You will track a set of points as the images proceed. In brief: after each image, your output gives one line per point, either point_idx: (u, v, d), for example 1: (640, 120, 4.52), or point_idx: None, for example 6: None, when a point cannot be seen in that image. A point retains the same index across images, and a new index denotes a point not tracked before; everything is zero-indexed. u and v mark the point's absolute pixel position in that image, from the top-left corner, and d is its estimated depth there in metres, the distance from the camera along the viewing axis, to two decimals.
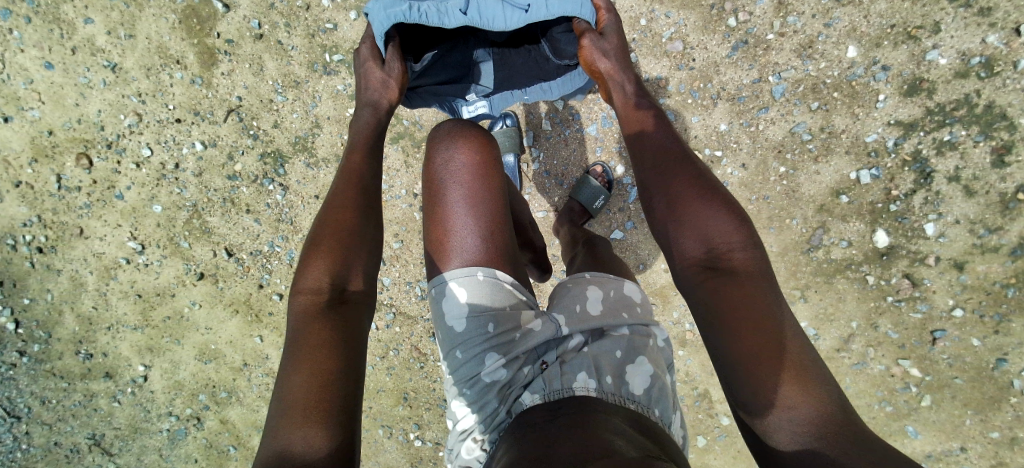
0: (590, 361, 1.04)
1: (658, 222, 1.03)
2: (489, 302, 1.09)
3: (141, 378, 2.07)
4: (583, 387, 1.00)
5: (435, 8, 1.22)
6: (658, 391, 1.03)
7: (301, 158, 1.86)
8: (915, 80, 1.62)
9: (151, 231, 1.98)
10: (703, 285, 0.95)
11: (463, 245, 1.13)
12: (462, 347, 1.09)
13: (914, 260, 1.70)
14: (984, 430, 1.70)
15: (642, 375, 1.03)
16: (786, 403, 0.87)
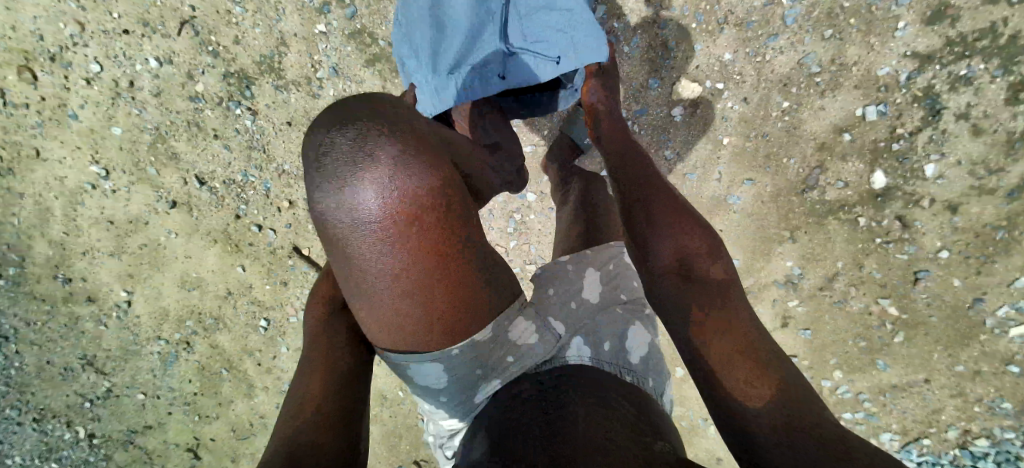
0: (587, 332, 1.08)
1: (638, 235, 1.10)
2: (472, 338, 1.02)
3: (125, 303, 2.04)
4: (578, 355, 1.05)
5: (477, 81, 1.34)
6: (648, 361, 1.10)
7: (269, 80, 1.70)
8: (941, 6, 1.50)
9: (113, 155, 1.85)
10: (681, 288, 1.02)
11: (417, 306, 0.98)
12: (447, 394, 1.04)
13: (908, 202, 1.67)
14: (950, 364, 1.76)
15: (638, 347, 1.10)
16: (765, 395, 0.92)
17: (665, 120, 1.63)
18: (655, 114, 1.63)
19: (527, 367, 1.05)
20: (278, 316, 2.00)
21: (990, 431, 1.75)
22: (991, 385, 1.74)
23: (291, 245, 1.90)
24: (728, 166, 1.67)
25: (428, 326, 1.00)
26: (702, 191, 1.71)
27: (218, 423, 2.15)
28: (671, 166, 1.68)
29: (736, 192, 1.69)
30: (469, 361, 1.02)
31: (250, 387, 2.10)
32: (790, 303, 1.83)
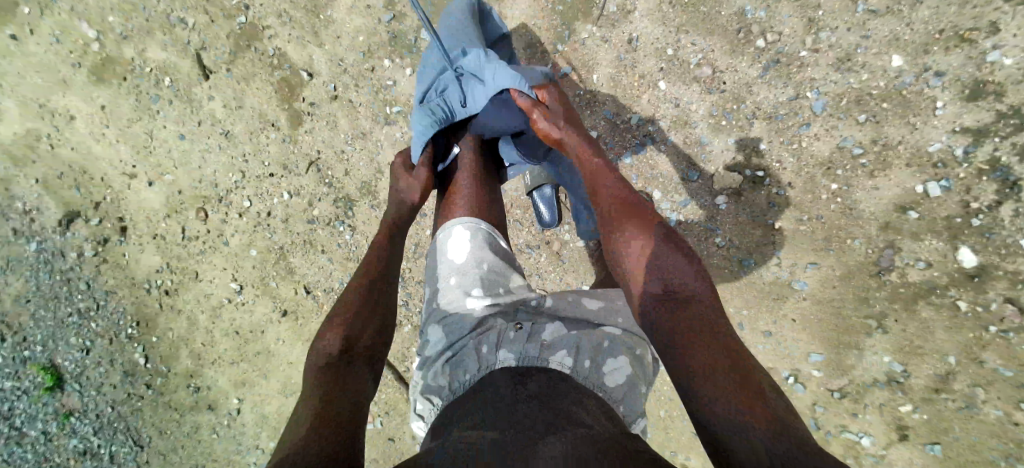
0: (576, 341, 1.07)
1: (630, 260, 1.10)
2: (487, 249, 1.25)
3: (235, 410, 2.33)
4: (558, 362, 1.05)
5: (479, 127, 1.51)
6: (628, 391, 1.04)
7: (366, 200, 2.09)
8: (978, 83, 1.49)
9: (248, 273, 2.27)
10: (660, 310, 1.01)
11: (482, 194, 1.43)
12: (455, 277, 1.21)
13: (1015, 281, 1.51)
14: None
15: (619, 375, 1.04)
16: (750, 407, 0.88)
17: (711, 209, 1.68)
18: (700, 203, 1.69)
19: (507, 356, 1.06)
20: None
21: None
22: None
23: None
24: (784, 251, 1.64)
25: (491, 202, 1.42)
26: (760, 278, 1.68)
27: None
28: (724, 253, 1.69)
29: (800, 277, 1.64)
30: (480, 259, 1.23)
31: None
32: (901, 409, 1.61)
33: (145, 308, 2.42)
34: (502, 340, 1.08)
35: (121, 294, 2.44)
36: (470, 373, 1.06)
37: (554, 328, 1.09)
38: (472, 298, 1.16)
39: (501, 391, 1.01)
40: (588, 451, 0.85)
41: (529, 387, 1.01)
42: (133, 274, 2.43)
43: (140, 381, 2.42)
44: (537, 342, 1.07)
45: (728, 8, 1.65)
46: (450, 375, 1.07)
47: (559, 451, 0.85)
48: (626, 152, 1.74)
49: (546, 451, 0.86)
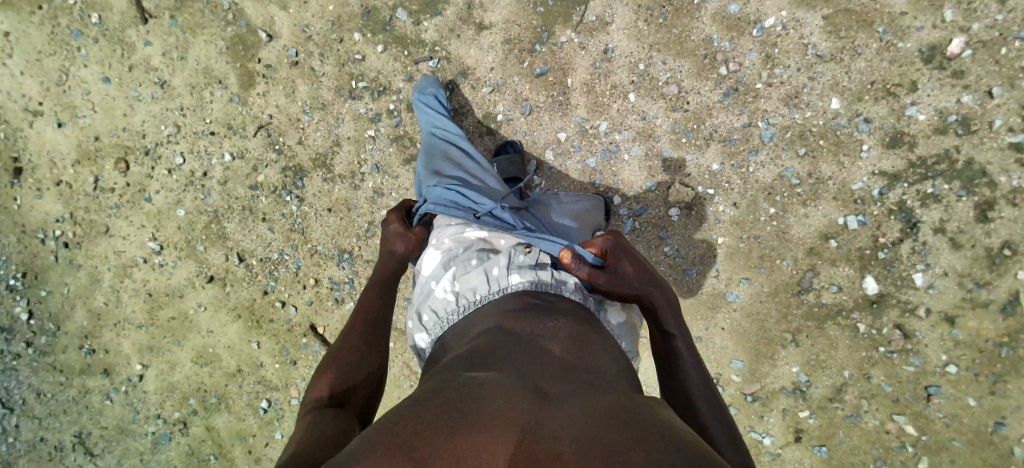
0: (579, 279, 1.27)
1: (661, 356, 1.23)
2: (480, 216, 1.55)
3: (137, 378, 2.05)
4: (571, 290, 1.24)
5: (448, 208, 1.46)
6: (623, 329, 1.26)
7: (319, 173, 1.98)
8: (897, 133, 1.72)
9: (171, 233, 2.08)
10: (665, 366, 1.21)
11: None
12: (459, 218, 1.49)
13: (905, 310, 1.75)
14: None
15: (617, 314, 1.28)
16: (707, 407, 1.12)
17: (663, 218, 1.81)
18: (654, 212, 1.81)
19: (523, 281, 1.21)
20: (281, 397, 1.98)
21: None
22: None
23: (308, 323, 1.97)
24: (724, 264, 1.79)
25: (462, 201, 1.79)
26: (702, 287, 1.81)
27: None
28: (670, 261, 1.82)
29: (734, 289, 1.79)
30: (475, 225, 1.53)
31: None
32: (800, 414, 1.81)
33: (36, 260, 2.15)
34: (516, 267, 1.24)
35: (10, 241, 2.16)
36: (487, 292, 1.21)
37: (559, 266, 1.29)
38: (472, 232, 1.35)
39: (517, 334, 1.09)
40: (606, 409, 0.92)
41: (547, 329, 1.11)
42: (25, 221, 2.15)
43: (20, 339, 2.13)
44: (549, 273, 1.24)
45: (698, 34, 1.77)
46: (466, 294, 1.22)
47: (577, 405, 0.92)
48: (591, 156, 1.83)
49: (569, 405, 0.91)
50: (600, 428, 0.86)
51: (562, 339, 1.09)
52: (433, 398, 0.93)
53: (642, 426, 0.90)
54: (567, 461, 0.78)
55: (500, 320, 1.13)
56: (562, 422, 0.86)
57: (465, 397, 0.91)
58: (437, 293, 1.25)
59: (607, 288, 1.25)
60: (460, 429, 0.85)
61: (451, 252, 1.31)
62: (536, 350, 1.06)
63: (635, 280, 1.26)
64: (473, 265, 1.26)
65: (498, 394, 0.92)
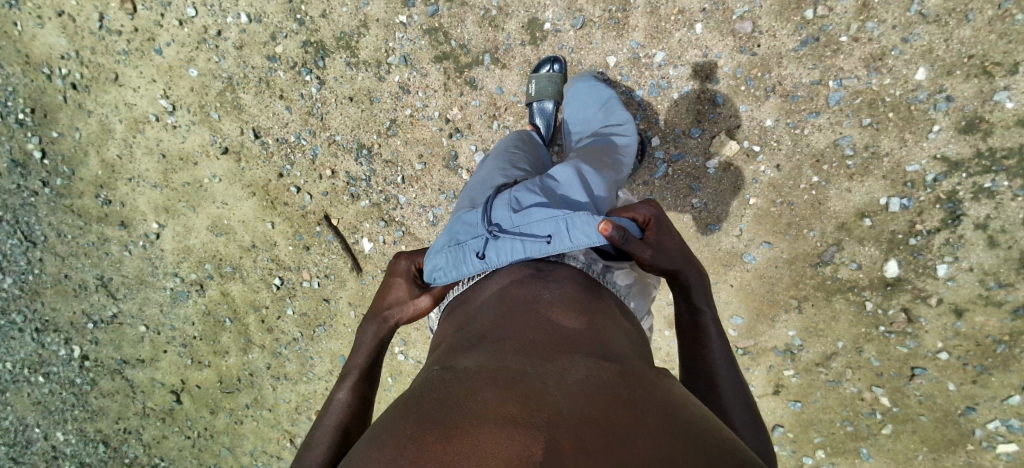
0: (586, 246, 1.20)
1: (687, 341, 1.16)
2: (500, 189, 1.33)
3: (154, 235, 2.10)
4: (574, 258, 1.17)
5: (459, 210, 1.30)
6: (632, 290, 1.23)
7: (343, 55, 1.84)
8: (975, 118, 1.57)
9: (184, 94, 1.98)
10: (690, 350, 1.15)
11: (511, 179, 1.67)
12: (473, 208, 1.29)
13: (916, 296, 1.70)
14: (932, 467, 1.77)
15: (626, 276, 1.22)
16: (734, 396, 1.07)
17: (699, 169, 1.72)
18: (691, 160, 1.72)
19: None
20: (293, 278, 2.04)
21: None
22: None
23: (322, 213, 1.97)
24: (748, 225, 1.74)
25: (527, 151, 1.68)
26: (719, 244, 1.77)
27: (207, 372, 2.16)
28: (696, 214, 1.76)
29: (752, 251, 1.75)
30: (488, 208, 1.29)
31: (247, 342, 2.12)
32: (784, 372, 1.85)
33: (43, 97, 2.04)
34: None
35: (11, 71, 2.03)
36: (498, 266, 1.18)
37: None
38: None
39: (516, 309, 1.06)
40: (605, 386, 0.86)
41: (547, 304, 1.06)
42: (28, 53, 2.01)
43: (35, 178, 2.10)
44: None
45: None
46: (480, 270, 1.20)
47: (576, 377, 0.87)
48: (638, 89, 1.71)
49: (568, 380, 0.86)
50: (600, 405, 0.82)
51: (565, 309, 1.05)
52: (430, 396, 0.89)
53: (641, 402, 0.85)
54: (568, 449, 0.73)
55: (502, 302, 1.09)
56: (562, 400, 0.81)
57: (459, 396, 0.86)
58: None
59: (648, 262, 1.16)
60: (446, 429, 0.79)
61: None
62: (537, 326, 1.01)
63: (672, 253, 1.18)
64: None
65: (491, 384, 0.87)
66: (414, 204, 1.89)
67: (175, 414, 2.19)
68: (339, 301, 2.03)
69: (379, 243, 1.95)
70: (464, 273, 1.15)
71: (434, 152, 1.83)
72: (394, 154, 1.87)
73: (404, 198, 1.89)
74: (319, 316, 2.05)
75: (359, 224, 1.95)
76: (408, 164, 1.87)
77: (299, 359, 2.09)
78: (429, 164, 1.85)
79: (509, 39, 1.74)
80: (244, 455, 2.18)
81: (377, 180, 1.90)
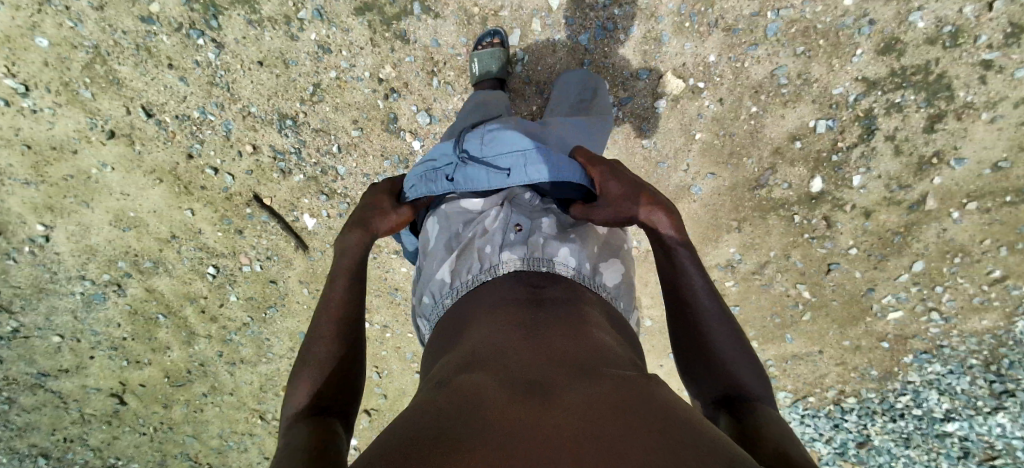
0: (573, 246, 1.18)
1: (670, 284, 1.16)
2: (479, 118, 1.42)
3: (42, 238, 1.79)
4: (564, 263, 1.15)
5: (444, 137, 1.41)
6: (620, 289, 1.21)
7: (240, 12, 1.57)
8: (892, 39, 1.66)
9: (37, 71, 1.59)
10: (673, 294, 1.15)
11: None
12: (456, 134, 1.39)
13: (835, 205, 1.85)
14: (839, 339, 2.01)
15: (614, 274, 1.21)
16: (725, 338, 1.08)
17: (648, 111, 1.73)
18: (640, 102, 1.72)
19: (514, 258, 1.14)
20: (230, 264, 1.85)
21: (859, 392, 2.04)
22: (866, 358, 2.01)
23: (250, 193, 1.76)
24: (695, 159, 1.80)
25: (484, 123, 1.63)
26: (669, 181, 1.83)
27: (150, 369, 1.98)
28: (646, 153, 1.79)
29: (699, 183, 1.83)
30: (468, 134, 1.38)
31: (191, 335, 1.94)
32: (727, 282, 2.00)
33: None
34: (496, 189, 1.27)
35: None
36: (477, 273, 1.14)
37: (550, 236, 1.19)
38: (466, 199, 1.26)
39: (504, 326, 1.03)
40: (605, 395, 0.85)
41: (537, 317, 1.04)
42: None
43: None
44: (541, 246, 1.16)
45: None
46: (457, 277, 1.16)
47: (574, 391, 0.85)
48: (585, 32, 1.64)
49: (567, 393, 0.85)
50: (600, 416, 0.80)
51: (556, 322, 1.02)
52: (426, 412, 0.86)
53: (642, 407, 0.83)
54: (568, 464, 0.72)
55: (495, 314, 1.06)
56: (558, 415, 0.80)
57: (455, 411, 0.84)
58: (437, 274, 1.20)
59: (599, 215, 1.21)
60: (429, 428, 0.81)
61: (447, 218, 1.26)
62: (527, 339, 0.99)
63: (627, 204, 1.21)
64: (468, 243, 1.19)
65: (489, 399, 0.85)
66: (357, 173, 1.73)
67: (123, 415, 2.02)
68: (290, 282, 1.87)
69: (323, 219, 1.78)
70: (433, 192, 1.26)
71: (370, 116, 1.67)
72: (323, 121, 1.67)
73: (343, 168, 1.72)
74: (268, 298, 1.89)
75: (299, 200, 1.77)
76: (342, 131, 1.69)
77: (255, 343, 1.95)
78: (367, 130, 1.68)
79: None
80: (213, 438, 2.06)
81: (310, 152, 1.71)
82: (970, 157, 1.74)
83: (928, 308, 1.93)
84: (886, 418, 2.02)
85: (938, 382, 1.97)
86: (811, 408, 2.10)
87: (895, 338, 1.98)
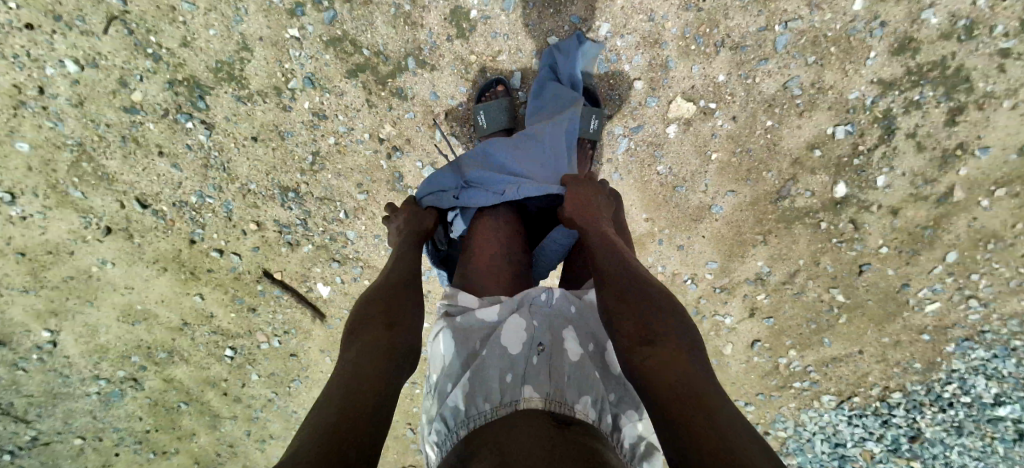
0: (596, 390, 0.97)
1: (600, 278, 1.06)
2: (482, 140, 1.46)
3: (49, 344, 1.71)
4: (585, 408, 0.94)
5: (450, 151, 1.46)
6: (643, 446, 0.95)
7: (228, 89, 1.49)
8: (906, 39, 1.60)
9: (20, 176, 1.52)
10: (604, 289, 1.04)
11: None
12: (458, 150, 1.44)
13: (861, 208, 1.75)
14: (878, 336, 1.86)
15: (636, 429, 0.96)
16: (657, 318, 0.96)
17: (660, 136, 1.67)
18: (651, 129, 1.67)
19: (531, 393, 0.94)
20: (247, 344, 1.78)
21: (904, 387, 1.88)
22: (907, 353, 1.86)
23: (259, 269, 1.68)
24: (713, 179, 1.72)
25: None
26: (687, 203, 1.75)
27: (177, 458, 1.90)
28: (662, 180, 1.72)
29: (719, 202, 1.75)
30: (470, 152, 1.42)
31: (215, 418, 1.86)
32: (757, 297, 1.87)
33: None
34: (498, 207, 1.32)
35: None
36: (493, 404, 0.94)
37: (575, 370, 0.98)
38: (485, 309, 1.07)
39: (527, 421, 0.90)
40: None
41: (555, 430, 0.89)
42: None
43: None
44: (562, 386, 0.96)
45: None
46: (466, 407, 0.94)
47: None
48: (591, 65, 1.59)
49: None
50: None
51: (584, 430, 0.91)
52: None
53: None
54: None
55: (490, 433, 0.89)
56: None
57: None
58: (442, 387, 0.99)
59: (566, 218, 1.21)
60: None
61: (461, 327, 1.06)
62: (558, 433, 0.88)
63: (584, 206, 1.20)
64: (484, 360, 0.98)
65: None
66: (367, 236, 1.66)
67: None
68: (311, 352, 1.80)
69: (337, 284, 1.71)
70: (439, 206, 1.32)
71: (374, 177, 1.59)
72: (326, 189, 1.60)
73: (352, 232, 1.65)
74: (291, 371, 1.82)
75: (309, 270, 1.69)
76: (347, 195, 1.61)
77: (282, 417, 1.88)
78: (372, 192, 1.61)
79: (432, 36, 1.50)
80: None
81: (316, 220, 1.63)
82: (994, 145, 1.65)
83: (966, 296, 1.78)
84: (936, 409, 1.87)
85: (984, 368, 1.82)
86: (857, 407, 1.93)
87: (935, 330, 1.83)
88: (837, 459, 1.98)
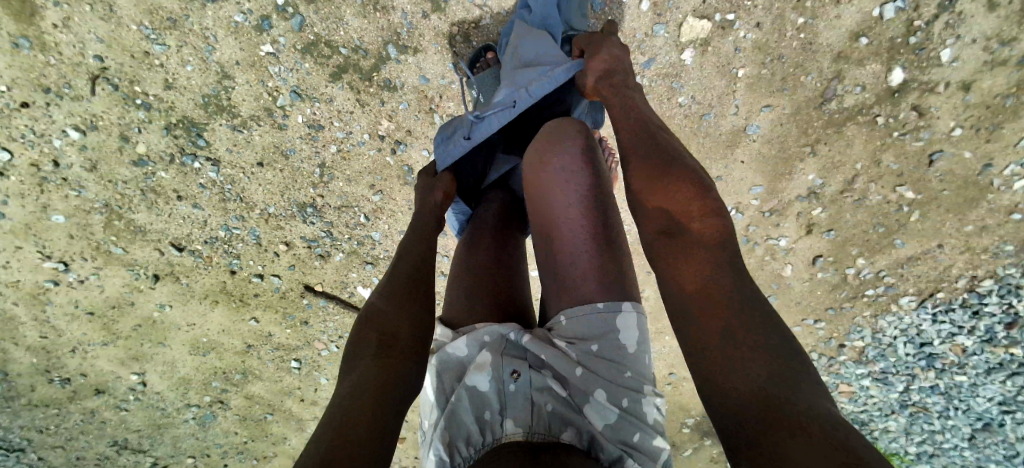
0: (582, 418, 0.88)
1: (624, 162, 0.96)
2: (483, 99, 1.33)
3: (140, 385, 1.81)
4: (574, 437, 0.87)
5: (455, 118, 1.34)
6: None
7: (222, 120, 1.47)
8: None
9: (64, 245, 1.57)
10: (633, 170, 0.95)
11: None
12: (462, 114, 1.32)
13: (924, 91, 1.49)
14: (960, 226, 1.59)
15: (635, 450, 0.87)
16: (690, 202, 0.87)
17: (676, 65, 1.52)
18: (664, 61, 1.52)
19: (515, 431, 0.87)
20: (308, 353, 1.82)
21: (996, 273, 1.60)
22: (993, 234, 1.58)
23: (300, 285, 1.69)
24: (743, 98, 1.54)
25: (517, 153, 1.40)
26: (718, 130, 1.58)
27: (278, 459, 2.02)
28: (687, 111, 1.56)
29: (755, 121, 1.56)
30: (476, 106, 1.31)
31: (301, 422, 1.94)
32: (812, 213, 1.65)
33: None
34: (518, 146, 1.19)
35: None
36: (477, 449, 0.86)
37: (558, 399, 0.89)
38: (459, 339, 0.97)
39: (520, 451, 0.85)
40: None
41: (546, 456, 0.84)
42: None
43: None
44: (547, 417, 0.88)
45: None
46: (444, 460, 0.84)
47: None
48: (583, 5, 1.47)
49: None
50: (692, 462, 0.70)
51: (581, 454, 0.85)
52: None
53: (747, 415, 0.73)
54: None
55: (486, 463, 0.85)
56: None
57: None
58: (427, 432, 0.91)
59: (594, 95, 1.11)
60: None
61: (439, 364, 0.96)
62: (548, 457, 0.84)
63: (611, 78, 1.09)
64: (462, 402, 0.90)
65: None
66: (392, 234, 1.63)
67: None
68: None
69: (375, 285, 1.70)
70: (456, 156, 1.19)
71: (384, 175, 1.54)
72: (342, 198, 1.57)
73: (377, 233, 1.62)
74: None
75: (347, 277, 1.68)
76: (362, 199, 1.58)
77: None
78: (386, 191, 1.56)
79: (407, 17, 1.39)
80: None
81: (339, 230, 1.61)
82: None
83: None
84: None
85: None
86: (942, 302, 1.67)
87: None
88: (923, 359, 1.74)
